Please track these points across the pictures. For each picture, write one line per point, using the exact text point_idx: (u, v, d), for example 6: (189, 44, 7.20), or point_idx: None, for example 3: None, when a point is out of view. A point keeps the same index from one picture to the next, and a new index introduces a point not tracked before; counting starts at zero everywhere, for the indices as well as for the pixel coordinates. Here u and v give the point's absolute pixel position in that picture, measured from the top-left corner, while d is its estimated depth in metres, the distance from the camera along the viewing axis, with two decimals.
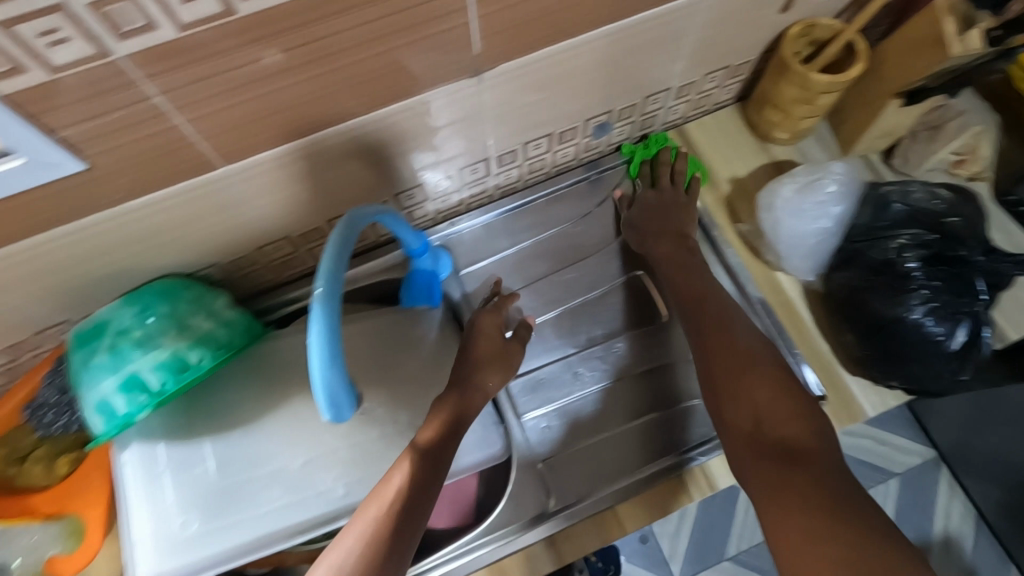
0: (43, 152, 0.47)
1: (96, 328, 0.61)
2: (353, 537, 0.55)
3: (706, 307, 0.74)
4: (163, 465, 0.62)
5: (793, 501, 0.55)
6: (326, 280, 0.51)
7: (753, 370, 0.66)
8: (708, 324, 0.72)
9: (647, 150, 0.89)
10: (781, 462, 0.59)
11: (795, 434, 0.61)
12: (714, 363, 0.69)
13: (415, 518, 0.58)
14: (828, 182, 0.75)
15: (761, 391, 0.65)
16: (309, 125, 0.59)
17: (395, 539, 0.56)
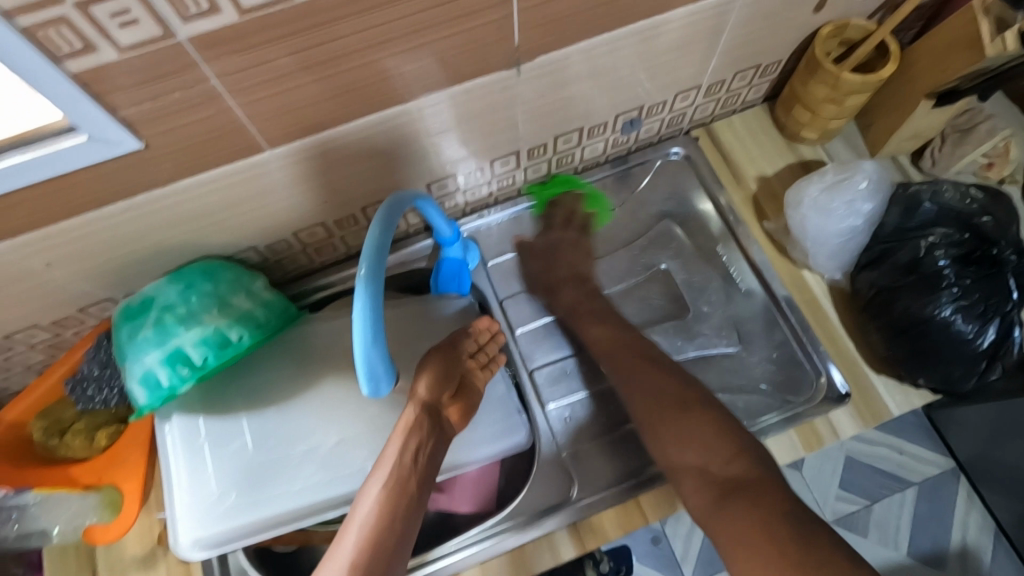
0: (105, 130, 0.50)
1: (143, 304, 0.63)
2: (340, 560, 0.58)
3: (622, 348, 0.77)
4: (204, 438, 0.64)
5: (755, 541, 0.61)
6: (370, 263, 0.53)
7: (688, 416, 0.70)
8: (627, 363, 0.76)
9: (547, 190, 0.88)
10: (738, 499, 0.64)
11: (739, 470, 0.66)
12: (645, 408, 0.72)
13: (398, 533, 0.60)
14: (858, 181, 0.74)
15: (696, 428, 0.69)
16: (352, 112, 0.61)
17: (382, 557, 0.58)
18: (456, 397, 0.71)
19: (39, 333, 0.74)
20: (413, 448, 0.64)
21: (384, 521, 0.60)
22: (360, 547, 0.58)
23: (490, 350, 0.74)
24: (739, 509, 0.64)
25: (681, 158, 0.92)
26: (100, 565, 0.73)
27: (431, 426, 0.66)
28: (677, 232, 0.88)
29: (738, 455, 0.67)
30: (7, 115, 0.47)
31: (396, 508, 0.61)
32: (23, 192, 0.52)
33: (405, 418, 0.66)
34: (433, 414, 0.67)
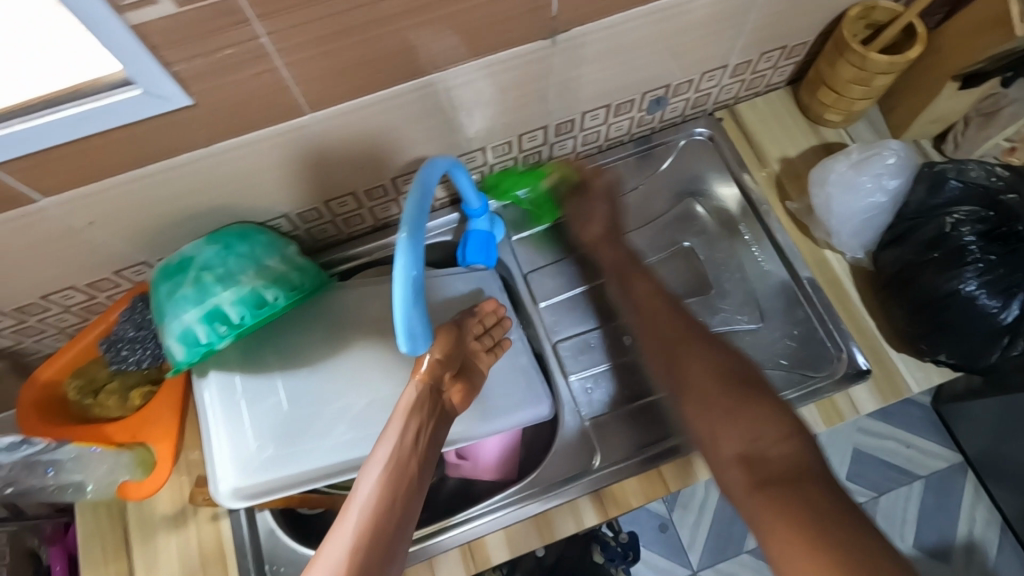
0: (158, 85, 0.51)
1: (182, 263, 0.65)
2: (338, 545, 0.55)
3: (668, 326, 0.70)
4: (240, 393, 0.66)
5: (797, 532, 0.49)
6: (410, 228, 0.52)
7: (742, 391, 0.61)
8: (669, 339, 0.69)
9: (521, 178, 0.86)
10: (785, 489, 0.53)
11: (785, 455, 0.56)
12: (690, 381, 0.64)
13: (401, 516, 0.58)
14: (886, 156, 0.76)
15: (751, 410, 0.59)
16: (391, 77, 0.62)
17: (385, 541, 0.56)
18: (458, 378, 0.71)
19: (75, 295, 0.75)
20: (416, 428, 0.63)
21: (386, 504, 0.58)
22: (361, 531, 0.56)
23: (495, 334, 0.76)
24: (786, 498, 0.52)
25: (705, 138, 0.93)
26: (132, 521, 0.75)
27: (433, 406, 0.66)
28: (698, 211, 0.90)
29: (789, 437, 0.57)
30: (11, 75, 0.49)
31: (398, 491, 0.59)
32: (74, 145, 0.54)
33: (406, 398, 0.65)
34: (434, 391, 0.67)
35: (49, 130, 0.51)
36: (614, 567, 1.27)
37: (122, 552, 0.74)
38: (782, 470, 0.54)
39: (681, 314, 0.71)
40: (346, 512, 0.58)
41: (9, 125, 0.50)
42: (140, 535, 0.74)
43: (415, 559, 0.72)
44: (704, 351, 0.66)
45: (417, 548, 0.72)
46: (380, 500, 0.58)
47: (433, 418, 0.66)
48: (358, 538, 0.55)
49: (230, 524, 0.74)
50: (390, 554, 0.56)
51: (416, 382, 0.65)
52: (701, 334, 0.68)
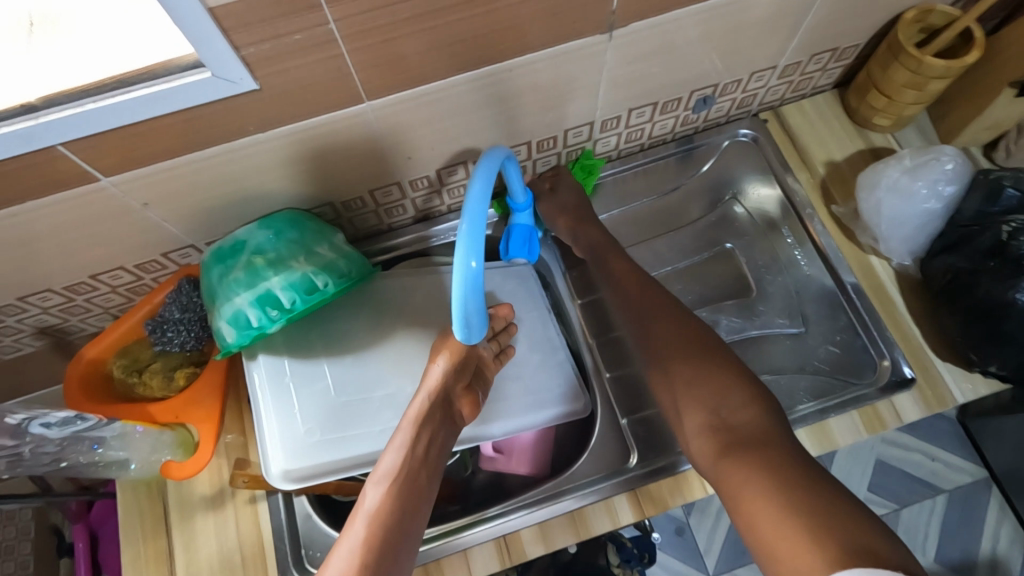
0: (227, 68, 0.52)
1: (235, 247, 0.66)
2: (340, 560, 0.54)
3: (641, 308, 0.73)
4: (289, 377, 0.67)
5: (760, 488, 0.54)
6: (471, 218, 0.52)
7: (710, 358, 0.66)
8: (650, 324, 0.71)
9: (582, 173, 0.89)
10: (753, 449, 0.58)
11: (750, 417, 0.61)
12: (668, 347, 0.69)
13: (404, 531, 0.57)
14: (944, 162, 0.75)
15: (717, 375, 0.64)
16: (448, 68, 0.62)
17: (387, 555, 0.54)
18: (468, 387, 0.68)
19: (123, 276, 0.76)
20: (422, 441, 0.62)
21: (389, 519, 0.56)
22: (364, 545, 0.54)
23: (503, 340, 0.76)
24: (748, 460, 0.57)
25: (750, 140, 0.92)
26: (172, 499, 0.76)
27: (443, 417, 0.64)
28: (737, 212, 0.90)
29: (752, 403, 0.62)
30: (24, 77, 0.51)
31: (402, 504, 0.58)
32: (141, 125, 0.55)
33: (414, 409, 0.63)
34: (445, 402, 0.64)
35: (119, 110, 0.52)
36: (627, 569, 1.26)
37: (161, 531, 0.74)
38: (751, 437, 0.59)
39: (664, 296, 0.74)
40: (350, 528, 0.57)
41: (82, 104, 0.51)
42: (180, 514, 0.75)
43: (439, 553, 0.72)
44: (680, 333, 0.69)
45: (446, 545, 0.72)
46: (383, 515, 0.56)
47: (440, 430, 0.63)
48: (361, 553, 0.54)
49: (268, 508, 0.75)
50: (393, 569, 0.54)
51: (423, 392, 0.63)
52: (678, 319, 0.71)
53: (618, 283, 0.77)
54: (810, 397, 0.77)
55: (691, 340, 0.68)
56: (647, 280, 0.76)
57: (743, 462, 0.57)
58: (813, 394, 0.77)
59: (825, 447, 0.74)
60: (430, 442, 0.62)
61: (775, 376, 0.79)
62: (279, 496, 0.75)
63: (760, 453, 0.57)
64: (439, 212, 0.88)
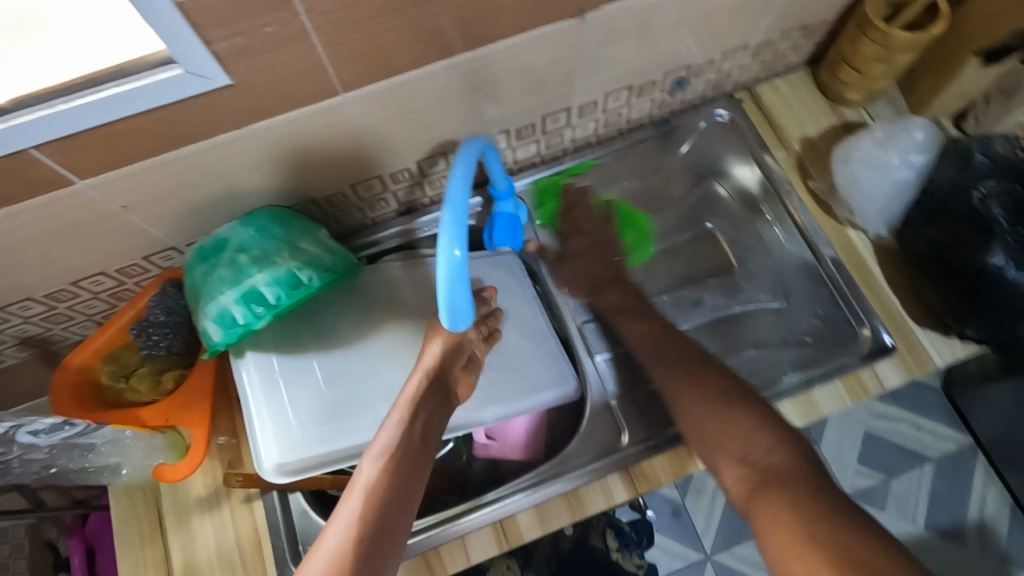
0: (198, 63, 0.52)
1: (217, 245, 0.66)
2: (338, 533, 0.55)
3: (688, 387, 0.72)
4: (278, 373, 0.67)
5: (787, 518, 0.58)
6: (452, 207, 0.54)
7: (740, 407, 0.68)
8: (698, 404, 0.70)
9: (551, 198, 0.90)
10: (781, 486, 0.61)
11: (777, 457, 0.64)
12: (693, 398, 0.71)
13: (400, 506, 0.57)
14: (914, 132, 0.78)
15: (739, 423, 0.67)
16: (422, 57, 0.63)
17: (383, 528, 0.55)
18: (464, 368, 0.69)
19: (105, 282, 0.75)
20: (419, 419, 0.63)
21: (386, 494, 0.57)
22: (361, 521, 0.55)
23: (492, 323, 0.76)
24: (777, 497, 0.60)
25: (727, 120, 0.92)
26: (167, 501, 0.75)
27: (439, 397, 0.65)
28: (719, 193, 0.94)
29: (778, 445, 0.65)
30: None
31: (398, 479, 0.58)
32: (115, 126, 0.54)
33: (411, 389, 0.64)
34: (441, 382, 0.66)
35: (92, 111, 0.52)
36: (628, 553, 1.29)
37: (158, 535, 0.74)
38: (776, 475, 0.62)
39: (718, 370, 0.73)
40: (346, 504, 0.57)
41: (54, 105, 0.51)
42: (175, 516, 0.75)
43: (439, 540, 0.72)
44: (709, 383, 0.71)
45: (445, 530, 0.72)
46: (379, 489, 0.57)
47: (437, 410, 0.65)
48: (360, 526, 0.55)
49: (264, 506, 0.75)
50: (389, 542, 0.55)
51: (420, 372, 0.65)
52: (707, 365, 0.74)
53: (670, 376, 0.74)
54: (794, 368, 0.80)
55: (748, 409, 0.68)
56: (692, 356, 0.75)
57: (770, 503, 0.60)
58: (797, 366, 0.80)
59: (811, 417, 0.75)
60: (428, 419, 0.63)
61: (759, 351, 0.83)
62: (274, 494, 0.75)
63: (782, 490, 0.61)
64: (421, 204, 0.88)
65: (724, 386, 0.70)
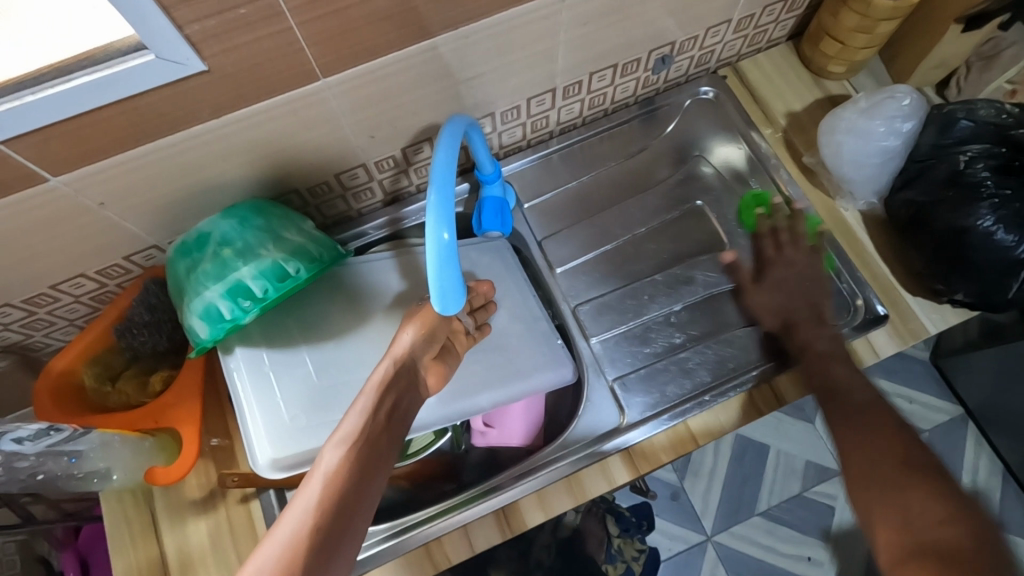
0: (169, 46, 0.50)
1: (200, 240, 0.65)
2: (294, 522, 0.52)
3: (850, 436, 0.64)
4: (269, 368, 0.66)
5: None
6: (438, 187, 0.53)
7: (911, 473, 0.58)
8: (874, 465, 0.60)
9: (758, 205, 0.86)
10: (938, 563, 0.50)
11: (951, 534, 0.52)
12: (852, 450, 0.62)
13: (361, 496, 0.55)
14: (899, 99, 0.77)
15: (912, 493, 0.56)
16: (401, 37, 0.61)
17: (341, 521, 0.53)
18: (434, 357, 0.69)
19: (85, 284, 0.73)
20: (386, 405, 0.61)
21: (346, 481, 0.55)
22: (318, 508, 0.53)
23: (480, 317, 0.77)
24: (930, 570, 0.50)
25: (711, 97, 0.92)
26: (160, 505, 0.74)
27: (407, 385, 0.64)
28: (704, 171, 0.92)
29: (952, 520, 0.53)
30: None
31: (360, 466, 0.56)
32: (87, 117, 0.53)
33: (379, 376, 0.62)
34: (410, 370, 0.65)
35: (63, 100, 0.50)
36: (628, 537, 1.31)
37: (152, 540, 0.73)
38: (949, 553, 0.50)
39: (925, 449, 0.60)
40: (304, 492, 0.55)
41: (21, 97, 0.49)
42: (169, 521, 0.73)
43: (439, 531, 0.71)
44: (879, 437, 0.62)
45: (445, 522, 0.71)
46: (339, 478, 0.55)
47: (404, 398, 0.63)
48: (316, 513, 0.52)
49: (260, 506, 0.74)
50: (347, 531, 0.53)
51: (388, 359, 0.63)
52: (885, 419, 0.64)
53: (855, 434, 0.63)
54: None
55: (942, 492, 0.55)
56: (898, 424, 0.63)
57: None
58: None
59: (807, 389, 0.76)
60: (395, 406, 0.61)
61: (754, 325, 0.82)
62: (271, 494, 0.74)
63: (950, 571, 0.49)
64: (407, 193, 0.87)
65: (912, 456, 0.59)
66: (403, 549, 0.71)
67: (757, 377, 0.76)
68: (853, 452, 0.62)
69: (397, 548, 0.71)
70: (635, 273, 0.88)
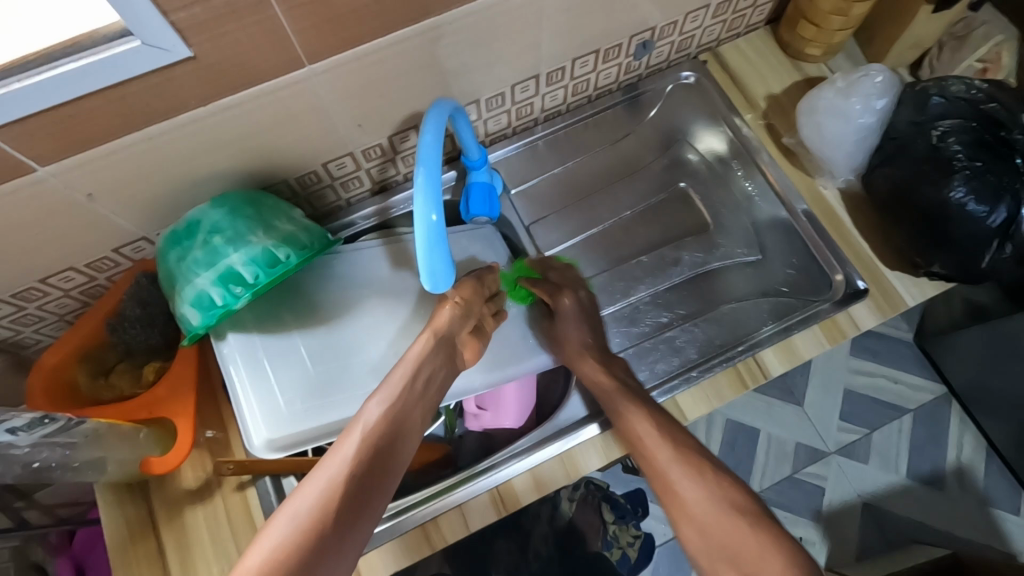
0: (154, 33, 0.50)
1: (190, 228, 0.65)
2: (335, 466, 0.57)
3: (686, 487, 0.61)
4: (263, 352, 0.67)
5: None
6: (426, 169, 0.54)
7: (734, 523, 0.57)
8: (713, 525, 0.57)
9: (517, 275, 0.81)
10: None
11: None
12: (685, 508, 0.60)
13: (395, 452, 0.60)
14: (873, 77, 0.79)
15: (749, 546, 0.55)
16: (385, 25, 0.62)
17: (376, 472, 0.58)
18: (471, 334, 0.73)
19: (75, 277, 0.73)
20: (423, 372, 0.65)
21: (383, 437, 0.59)
22: (359, 456, 0.57)
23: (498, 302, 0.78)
24: None
25: (692, 82, 0.94)
26: (156, 495, 0.74)
27: (445, 358, 0.68)
28: (690, 157, 0.94)
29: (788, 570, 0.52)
30: None
31: (395, 424, 0.61)
32: (74, 106, 0.53)
33: (418, 347, 0.66)
34: (449, 343, 0.69)
35: (50, 88, 0.50)
36: (624, 524, 1.27)
37: (148, 530, 0.73)
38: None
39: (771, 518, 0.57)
40: (344, 440, 0.59)
41: (8, 85, 0.49)
42: (166, 512, 0.74)
43: (437, 511, 0.72)
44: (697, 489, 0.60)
45: (442, 502, 0.73)
46: (378, 433, 0.59)
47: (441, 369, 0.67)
48: (356, 461, 0.57)
49: (257, 493, 0.74)
50: (380, 481, 0.58)
51: (428, 331, 0.68)
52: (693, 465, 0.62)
53: (681, 486, 0.61)
54: (772, 318, 0.81)
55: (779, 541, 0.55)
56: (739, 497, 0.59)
57: None
58: (775, 315, 0.82)
59: (791, 362, 0.77)
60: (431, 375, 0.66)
61: (739, 303, 0.84)
62: (267, 480, 0.75)
63: None
64: (395, 182, 0.88)
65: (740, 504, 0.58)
66: (399, 531, 0.72)
67: (744, 353, 0.78)
68: (683, 507, 0.60)
69: (393, 529, 0.72)
70: (623, 256, 0.90)
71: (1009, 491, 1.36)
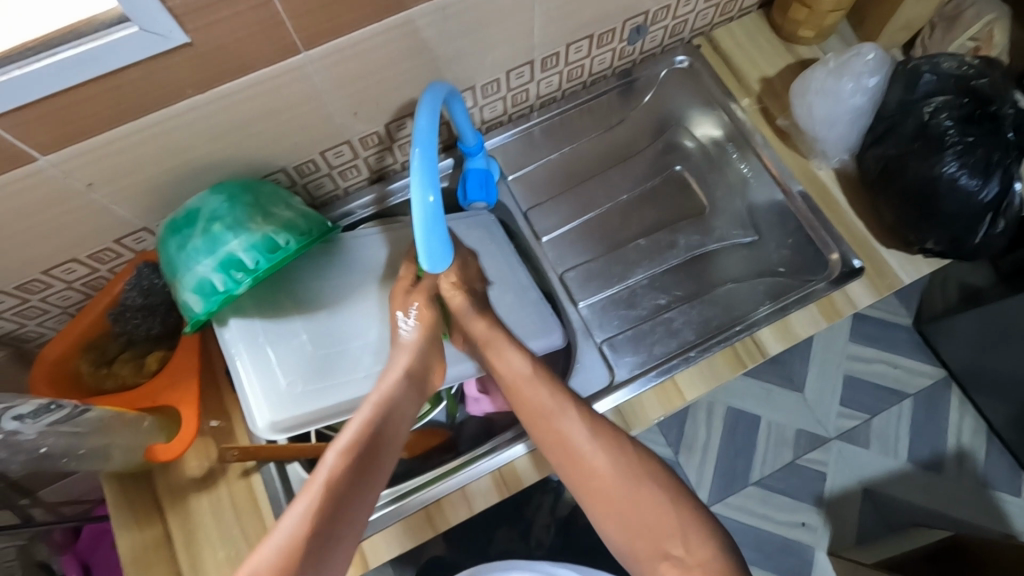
0: (152, 18, 0.51)
1: (189, 216, 0.66)
2: (289, 527, 0.53)
3: (555, 405, 0.65)
4: (263, 337, 0.68)
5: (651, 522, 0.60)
6: (421, 152, 0.54)
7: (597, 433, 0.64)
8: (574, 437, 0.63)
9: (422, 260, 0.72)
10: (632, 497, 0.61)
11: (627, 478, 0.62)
12: (545, 422, 0.64)
13: (354, 503, 0.56)
14: (865, 55, 0.80)
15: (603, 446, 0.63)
16: (379, 11, 0.62)
17: (334, 530, 0.54)
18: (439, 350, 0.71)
19: (77, 269, 0.74)
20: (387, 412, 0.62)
21: (343, 490, 0.56)
22: (314, 515, 0.54)
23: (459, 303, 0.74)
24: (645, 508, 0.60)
25: (686, 66, 0.94)
26: (161, 483, 0.75)
27: (415, 391, 0.66)
28: (687, 144, 0.95)
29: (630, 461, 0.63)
30: None
31: (352, 473, 0.57)
32: (73, 93, 0.54)
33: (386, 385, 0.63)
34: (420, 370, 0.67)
35: (50, 75, 0.51)
36: None
37: (155, 518, 0.74)
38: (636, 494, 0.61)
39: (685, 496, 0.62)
40: (301, 497, 0.55)
41: (7, 72, 0.50)
42: (172, 500, 0.74)
43: (440, 494, 0.73)
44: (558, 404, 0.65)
45: (443, 486, 0.73)
46: (336, 486, 0.56)
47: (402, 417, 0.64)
48: (311, 520, 0.54)
49: (262, 478, 0.75)
50: (338, 540, 0.54)
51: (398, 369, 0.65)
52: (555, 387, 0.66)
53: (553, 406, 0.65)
54: (767, 298, 0.82)
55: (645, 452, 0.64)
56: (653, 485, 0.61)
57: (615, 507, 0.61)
58: (771, 295, 0.83)
59: (788, 340, 0.78)
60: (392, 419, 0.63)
61: (733, 284, 0.85)
62: (272, 466, 0.75)
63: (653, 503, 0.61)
64: (393, 170, 0.88)
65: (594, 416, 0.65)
66: (403, 514, 0.72)
67: (741, 333, 0.78)
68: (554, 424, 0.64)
69: (397, 512, 0.72)
70: (618, 241, 0.91)
71: (1009, 473, 1.37)
